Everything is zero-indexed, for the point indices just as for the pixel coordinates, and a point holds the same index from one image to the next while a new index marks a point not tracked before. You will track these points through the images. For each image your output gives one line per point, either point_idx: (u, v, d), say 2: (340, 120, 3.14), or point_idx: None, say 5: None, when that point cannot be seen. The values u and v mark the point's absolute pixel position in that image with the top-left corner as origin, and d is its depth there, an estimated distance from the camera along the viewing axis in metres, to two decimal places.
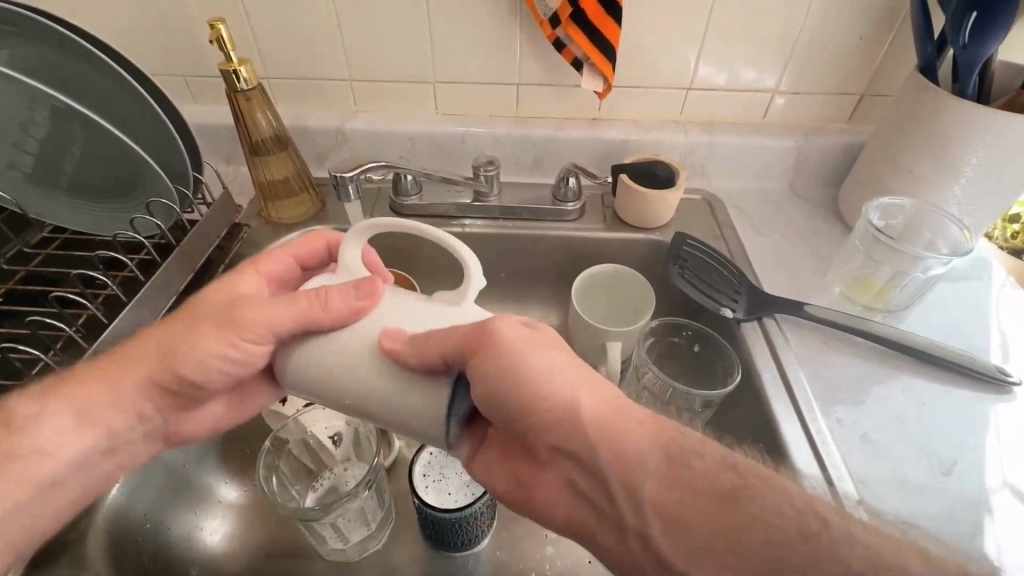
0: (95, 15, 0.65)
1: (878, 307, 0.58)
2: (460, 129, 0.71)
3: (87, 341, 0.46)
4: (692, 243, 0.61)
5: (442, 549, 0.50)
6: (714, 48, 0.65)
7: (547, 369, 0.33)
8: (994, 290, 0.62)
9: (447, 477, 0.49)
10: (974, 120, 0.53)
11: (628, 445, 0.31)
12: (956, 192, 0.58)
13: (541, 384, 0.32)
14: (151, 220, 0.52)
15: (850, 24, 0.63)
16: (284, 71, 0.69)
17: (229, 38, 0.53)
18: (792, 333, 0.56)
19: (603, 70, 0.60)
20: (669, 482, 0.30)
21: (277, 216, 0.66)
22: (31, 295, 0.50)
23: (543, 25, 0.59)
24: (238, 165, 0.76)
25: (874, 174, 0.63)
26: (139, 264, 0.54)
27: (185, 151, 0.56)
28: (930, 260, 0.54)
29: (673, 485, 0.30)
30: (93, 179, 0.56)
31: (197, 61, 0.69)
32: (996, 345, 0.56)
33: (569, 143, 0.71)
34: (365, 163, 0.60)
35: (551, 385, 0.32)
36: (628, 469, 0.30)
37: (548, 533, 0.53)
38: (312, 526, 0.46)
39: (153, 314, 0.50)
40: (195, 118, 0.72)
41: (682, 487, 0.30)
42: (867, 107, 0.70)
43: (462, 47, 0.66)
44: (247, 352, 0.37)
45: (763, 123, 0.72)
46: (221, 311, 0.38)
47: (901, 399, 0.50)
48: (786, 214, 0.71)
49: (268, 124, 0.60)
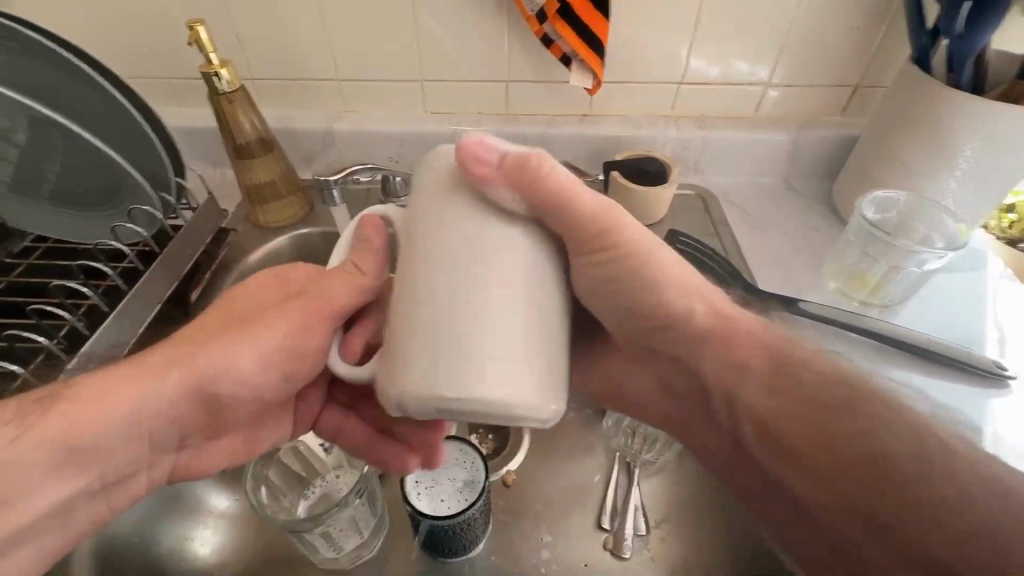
0: (75, 21, 0.64)
1: (874, 302, 0.58)
2: (449, 129, 0.70)
3: (68, 354, 0.45)
4: (684, 240, 0.61)
5: (437, 556, 0.49)
6: (705, 41, 0.64)
7: (666, 268, 0.38)
8: (990, 283, 0.61)
9: (441, 483, 0.48)
10: (968, 112, 0.52)
11: (737, 350, 0.37)
12: (951, 184, 0.57)
13: (648, 281, 0.38)
14: (134, 228, 0.51)
15: (843, 16, 0.62)
16: (269, 74, 0.68)
17: (209, 40, 0.51)
18: (786, 330, 0.56)
19: (594, 67, 0.59)
20: (776, 394, 0.35)
21: (264, 220, 0.65)
22: (14, 307, 0.49)
23: (530, 21, 0.58)
24: (223, 169, 0.75)
25: (868, 167, 0.63)
26: (122, 273, 0.53)
27: (167, 160, 0.55)
28: (926, 255, 0.53)
29: (774, 396, 0.35)
30: (76, 187, 0.55)
31: (180, 64, 0.67)
32: (993, 339, 0.55)
33: (560, 141, 0.70)
34: (350, 166, 0.60)
35: (650, 286, 0.38)
36: (732, 381, 0.37)
37: (544, 536, 0.52)
38: (303, 536, 0.45)
39: (135, 324, 0.49)
40: (179, 122, 0.71)
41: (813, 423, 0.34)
42: (861, 99, 0.69)
43: (449, 45, 0.65)
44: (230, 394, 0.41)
45: (756, 117, 0.72)
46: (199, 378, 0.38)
47: (895, 394, 0.50)
48: (783, 210, 0.70)
49: (252, 127, 0.59)
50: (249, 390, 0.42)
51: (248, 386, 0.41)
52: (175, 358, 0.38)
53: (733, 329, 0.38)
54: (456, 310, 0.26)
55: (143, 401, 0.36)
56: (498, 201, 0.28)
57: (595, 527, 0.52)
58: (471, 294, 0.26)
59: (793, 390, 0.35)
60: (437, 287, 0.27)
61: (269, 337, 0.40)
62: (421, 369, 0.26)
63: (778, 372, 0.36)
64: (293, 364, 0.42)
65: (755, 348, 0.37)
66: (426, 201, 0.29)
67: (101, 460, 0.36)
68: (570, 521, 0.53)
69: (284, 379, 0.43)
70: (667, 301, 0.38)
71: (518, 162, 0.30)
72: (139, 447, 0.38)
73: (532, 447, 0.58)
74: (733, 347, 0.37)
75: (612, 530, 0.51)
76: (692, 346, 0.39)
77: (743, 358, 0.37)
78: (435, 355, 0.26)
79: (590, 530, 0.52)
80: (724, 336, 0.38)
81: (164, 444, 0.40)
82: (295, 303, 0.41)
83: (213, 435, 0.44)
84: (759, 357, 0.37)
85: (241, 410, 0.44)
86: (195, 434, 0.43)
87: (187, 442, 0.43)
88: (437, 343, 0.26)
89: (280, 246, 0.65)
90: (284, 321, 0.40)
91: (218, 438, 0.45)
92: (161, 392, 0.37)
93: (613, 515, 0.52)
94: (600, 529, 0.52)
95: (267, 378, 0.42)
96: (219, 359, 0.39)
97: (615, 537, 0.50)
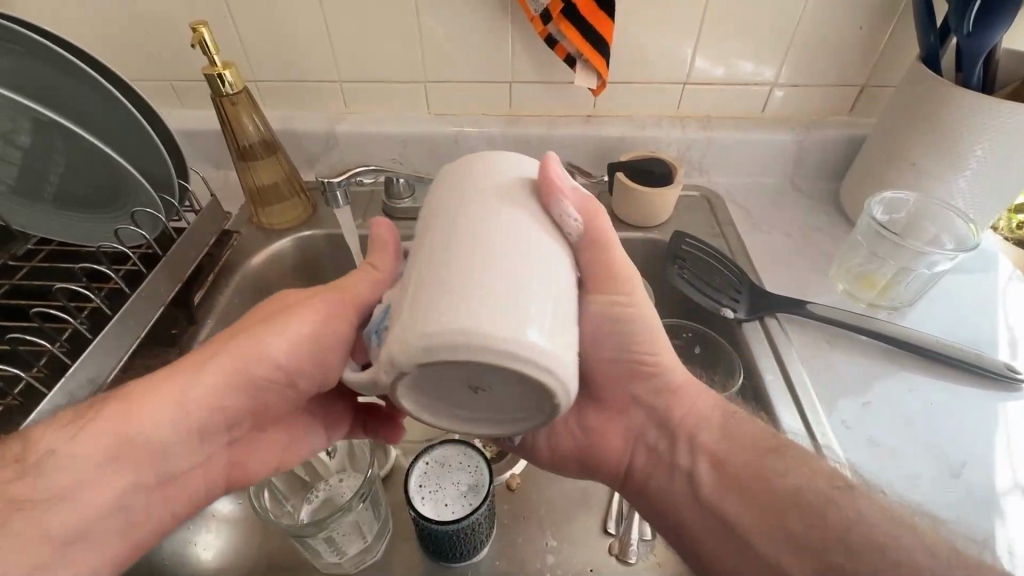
0: (79, 23, 0.64)
1: (882, 303, 0.57)
2: (452, 130, 0.69)
3: (71, 357, 0.45)
4: (690, 242, 0.60)
5: (441, 561, 0.49)
6: (710, 41, 0.64)
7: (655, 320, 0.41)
8: (1001, 284, 0.60)
9: (444, 487, 0.48)
10: (979, 111, 0.51)
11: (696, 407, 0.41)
12: (960, 184, 0.56)
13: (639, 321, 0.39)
14: (136, 230, 0.51)
15: (850, 15, 0.61)
16: (271, 75, 0.67)
17: (212, 41, 0.51)
18: (794, 332, 0.55)
19: (598, 68, 0.59)
20: (724, 436, 0.39)
21: (267, 221, 0.65)
22: (19, 309, 0.49)
23: (534, 21, 0.58)
24: (226, 171, 0.75)
25: (875, 167, 0.62)
26: (126, 276, 0.53)
27: (168, 161, 0.55)
28: (935, 255, 0.52)
29: (725, 441, 0.39)
30: (79, 189, 0.55)
31: (183, 66, 0.67)
32: (1004, 342, 0.54)
33: (564, 142, 0.70)
34: (353, 168, 0.59)
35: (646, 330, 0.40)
36: (689, 422, 0.41)
37: (550, 541, 0.51)
38: (306, 541, 0.45)
39: (139, 326, 0.48)
40: (182, 123, 0.71)
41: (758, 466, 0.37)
42: (867, 99, 0.69)
43: (452, 45, 0.64)
44: (263, 380, 0.40)
45: (761, 117, 0.71)
46: (232, 370, 0.38)
47: (902, 397, 0.49)
48: (789, 210, 0.70)
49: (255, 128, 0.58)
50: (283, 376, 0.41)
51: (280, 369, 0.40)
52: (214, 350, 0.39)
53: (693, 392, 0.42)
54: (479, 245, 0.26)
55: (187, 394, 0.37)
56: (558, 216, 0.31)
57: (601, 532, 0.51)
58: (499, 245, 0.26)
59: (741, 444, 0.38)
60: (467, 231, 0.27)
61: (301, 321, 0.40)
62: (423, 292, 0.26)
63: (726, 427, 0.40)
64: (324, 355, 0.41)
65: (710, 409, 0.41)
66: (483, 172, 0.31)
67: (155, 459, 0.37)
68: (574, 524, 0.52)
69: (318, 367, 0.41)
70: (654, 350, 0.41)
71: (581, 201, 0.34)
72: (192, 443, 0.39)
73: None
74: (691, 406, 0.41)
75: (617, 535, 0.50)
76: (650, 390, 0.42)
77: (700, 414, 0.41)
78: (441, 280, 0.26)
79: (595, 535, 0.51)
80: (684, 393, 0.42)
81: (215, 439, 0.41)
82: (322, 293, 0.41)
83: (259, 430, 0.45)
84: (714, 415, 0.41)
85: (278, 401, 0.43)
86: (240, 428, 0.43)
87: (236, 435, 0.43)
88: (444, 270, 0.26)
89: (283, 248, 0.65)
90: (306, 316, 0.40)
91: (265, 433, 0.46)
92: (192, 384, 0.37)
93: (619, 520, 0.51)
94: (606, 534, 0.51)
95: (302, 367, 0.41)
96: (252, 345, 0.39)
97: (620, 542, 0.50)
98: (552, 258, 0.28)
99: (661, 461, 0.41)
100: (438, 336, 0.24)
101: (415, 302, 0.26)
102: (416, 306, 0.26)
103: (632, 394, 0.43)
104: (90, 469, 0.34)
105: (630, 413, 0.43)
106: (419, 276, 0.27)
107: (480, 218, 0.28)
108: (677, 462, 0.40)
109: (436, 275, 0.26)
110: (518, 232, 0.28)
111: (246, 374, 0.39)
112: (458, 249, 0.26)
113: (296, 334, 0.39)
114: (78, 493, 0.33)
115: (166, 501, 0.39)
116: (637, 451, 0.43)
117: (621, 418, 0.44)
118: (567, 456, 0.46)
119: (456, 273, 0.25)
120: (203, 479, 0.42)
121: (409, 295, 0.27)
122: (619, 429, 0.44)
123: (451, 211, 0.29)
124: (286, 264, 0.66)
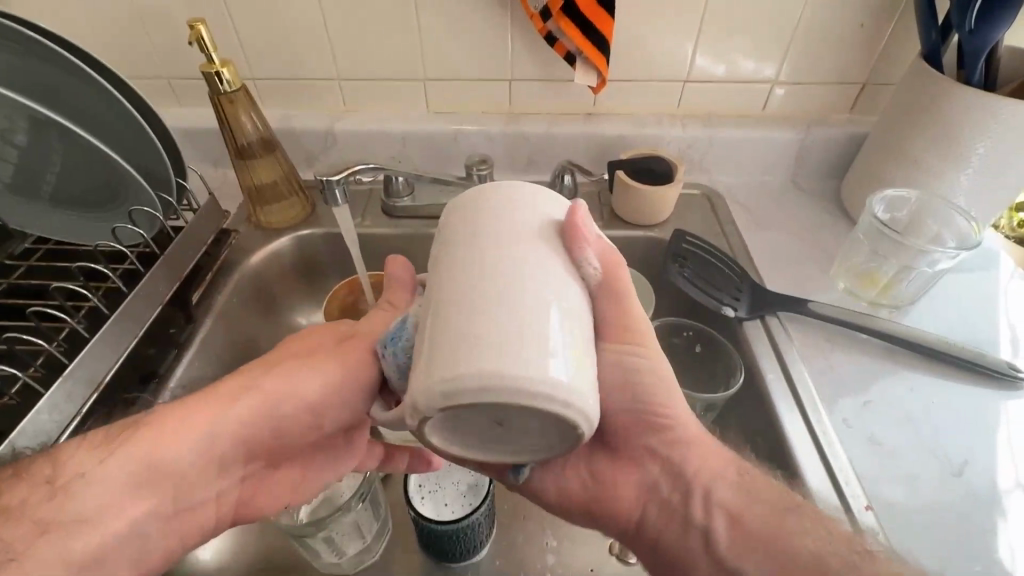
0: (76, 21, 0.64)
1: (884, 302, 0.57)
2: (452, 128, 0.69)
3: (68, 357, 0.45)
4: (690, 240, 0.60)
5: (443, 562, 0.48)
6: (710, 38, 0.63)
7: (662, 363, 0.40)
8: (1002, 283, 0.60)
9: (444, 488, 0.48)
10: (982, 108, 0.51)
11: (710, 458, 0.38)
12: (962, 182, 0.56)
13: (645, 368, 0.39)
14: (133, 229, 0.50)
15: (851, 13, 0.61)
16: (269, 73, 0.67)
17: (210, 39, 0.51)
18: (794, 331, 0.55)
19: (598, 65, 0.59)
20: (740, 491, 0.36)
21: (265, 220, 0.64)
22: (16, 309, 0.49)
23: (534, 18, 0.57)
24: (224, 169, 0.74)
25: (877, 165, 0.62)
26: (123, 275, 0.52)
27: (166, 159, 0.55)
28: (937, 254, 0.52)
29: (741, 496, 0.36)
30: (76, 188, 0.55)
31: (181, 65, 0.67)
32: (1007, 341, 0.54)
33: (564, 140, 0.70)
34: (352, 167, 0.59)
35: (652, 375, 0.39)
36: (703, 473, 0.37)
37: (550, 541, 0.51)
38: (305, 541, 0.45)
39: (136, 325, 0.48)
40: (179, 122, 0.70)
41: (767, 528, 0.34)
42: (869, 97, 0.68)
43: (451, 42, 0.64)
44: (285, 413, 0.41)
45: (762, 115, 0.71)
46: (259, 402, 0.40)
47: (902, 398, 0.49)
48: (790, 209, 0.70)
49: (253, 127, 0.58)
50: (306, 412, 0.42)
51: (303, 405, 0.42)
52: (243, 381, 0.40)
53: (704, 444, 0.39)
54: (495, 291, 0.26)
55: (218, 422, 0.39)
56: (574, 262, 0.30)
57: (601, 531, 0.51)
58: (512, 292, 0.26)
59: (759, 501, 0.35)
60: (485, 271, 0.27)
61: (333, 367, 0.41)
62: (444, 337, 0.25)
63: (741, 479, 0.37)
64: (348, 394, 0.42)
65: (724, 462, 0.38)
66: (500, 207, 0.31)
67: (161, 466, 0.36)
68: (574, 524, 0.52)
69: (344, 407, 0.43)
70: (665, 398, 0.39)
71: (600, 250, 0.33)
72: (213, 467, 0.40)
73: None
74: (705, 459, 0.38)
75: None
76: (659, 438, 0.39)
77: (712, 467, 0.38)
78: (460, 325, 0.25)
79: (596, 534, 0.51)
80: (698, 442, 0.39)
81: (236, 468, 0.42)
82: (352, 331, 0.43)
83: (279, 464, 0.45)
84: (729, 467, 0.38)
85: (298, 436, 0.44)
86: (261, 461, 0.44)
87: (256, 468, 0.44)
88: (465, 314, 0.25)
89: (281, 247, 0.64)
90: (332, 360, 0.41)
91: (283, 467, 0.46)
92: (218, 412, 0.39)
93: None
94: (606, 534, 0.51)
95: (329, 408, 0.43)
96: (280, 381, 0.41)
97: (621, 542, 0.49)
98: (567, 301, 0.27)
99: (671, 515, 0.37)
100: (459, 384, 0.24)
101: (435, 349, 0.25)
102: (438, 353, 0.25)
103: (647, 444, 0.39)
104: (120, 496, 0.34)
105: (640, 459, 0.40)
106: (438, 321, 0.26)
107: (488, 259, 0.27)
108: (689, 518, 0.36)
109: (457, 318, 0.25)
110: (536, 275, 0.27)
111: (269, 407, 0.40)
112: (469, 296, 0.26)
113: (321, 373, 0.41)
114: (107, 526, 0.33)
115: (180, 528, 0.39)
116: (645, 503, 0.39)
117: (630, 465, 0.40)
118: (574, 507, 0.42)
119: (471, 320, 0.25)
120: (217, 512, 0.41)
121: (429, 341, 0.26)
122: (628, 479, 0.40)
123: (468, 251, 0.28)
124: (284, 263, 0.65)
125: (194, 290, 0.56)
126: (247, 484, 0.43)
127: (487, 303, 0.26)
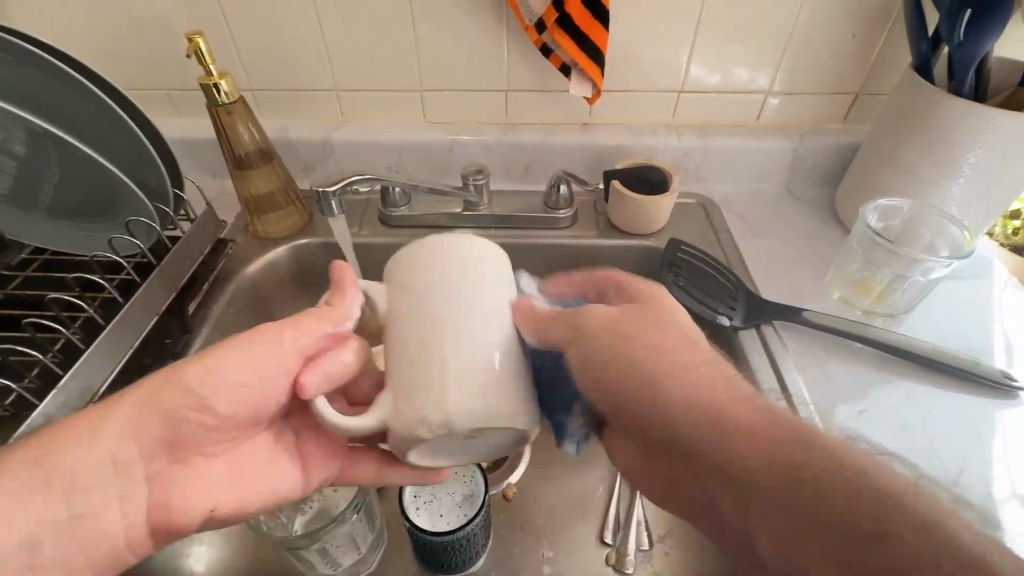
0: (76, 34, 0.65)
1: (879, 311, 0.57)
2: (449, 138, 0.70)
3: (63, 368, 0.45)
4: (685, 250, 0.61)
5: (438, 572, 0.48)
6: (704, 49, 0.64)
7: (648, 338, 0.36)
8: (996, 291, 0.61)
9: (439, 498, 0.48)
10: (972, 119, 0.52)
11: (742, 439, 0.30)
12: (954, 192, 0.56)
13: (630, 347, 0.35)
14: (131, 240, 0.51)
15: (842, 26, 0.62)
16: (268, 84, 0.68)
17: (208, 51, 0.51)
18: (790, 340, 0.55)
19: (593, 76, 0.59)
20: (788, 494, 0.27)
21: (263, 230, 0.65)
22: (12, 320, 0.49)
23: (529, 31, 0.58)
24: (221, 179, 0.75)
25: (869, 175, 0.62)
26: (120, 286, 0.52)
27: (164, 170, 0.55)
28: (930, 263, 0.52)
29: (783, 501, 0.27)
30: (73, 199, 0.55)
31: (180, 76, 0.68)
32: (1000, 349, 0.54)
33: (560, 151, 0.70)
34: (349, 177, 0.59)
35: (641, 355, 0.35)
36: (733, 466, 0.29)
37: (545, 552, 0.51)
38: (300, 553, 0.45)
39: (132, 336, 0.48)
40: (178, 132, 0.71)
41: (820, 456, 0.28)
42: (861, 107, 0.69)
43: (447, 54, 0.65)
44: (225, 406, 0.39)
45: (756, 125, 0.71)
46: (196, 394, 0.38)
47: (898, 406, 0.49)
48: (784, 217, 0.70)
49: (251, 138, 0.59)
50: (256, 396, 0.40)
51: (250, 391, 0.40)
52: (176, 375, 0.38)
53: (725, 411, 0.31)
54: (439, 339, 0.32)
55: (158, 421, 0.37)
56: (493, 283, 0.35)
57: (597, 542, 0.51)
58: (458, 331, 0.32)
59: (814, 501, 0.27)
60: (429, 319, 0.33)
61: (263, 350, 0.39)
62: (410, 386, 0.32)
63: (789, 471, 0.28)
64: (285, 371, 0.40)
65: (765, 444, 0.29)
66: (425, 252, 0.36)
67: None
68: (571, 535, 0.52)
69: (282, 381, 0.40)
70: (662, 373, 0.34)
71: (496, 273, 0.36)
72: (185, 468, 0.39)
73: (532, 461, 0.57)
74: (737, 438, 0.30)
75: (613, 546, 0.49)
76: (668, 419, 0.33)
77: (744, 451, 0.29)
78: (419, 373, 0.32)
79: (592, 545, 0.51)
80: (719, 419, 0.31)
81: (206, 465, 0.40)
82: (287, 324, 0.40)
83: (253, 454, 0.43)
84: (764, 446, 0.29)
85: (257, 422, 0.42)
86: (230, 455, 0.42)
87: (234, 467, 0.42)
88: (425, 358, 0.32)
89: (278, 257, 0.65)
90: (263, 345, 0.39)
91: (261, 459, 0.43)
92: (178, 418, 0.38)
93: (615, 530, 0.51)
94: (602, 545, 0.51)
95: (269, 382, 0.40)
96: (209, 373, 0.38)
97: (617, 553, 0.49)
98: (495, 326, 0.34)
99: (700, 511, 0.32)
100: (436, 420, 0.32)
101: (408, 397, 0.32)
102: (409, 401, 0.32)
103: (650, 426, 0.34)
104: None
105: (658, 449, 0.34)
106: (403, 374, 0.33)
107: (429, 305, 0.33)
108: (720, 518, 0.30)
109: (419, 366, 0.32)
110: (470, 311, 0.33)
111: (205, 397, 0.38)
112: (437, 337, 0.32)
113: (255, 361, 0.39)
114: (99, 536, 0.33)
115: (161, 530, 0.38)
116: (673, 495, 0.34)
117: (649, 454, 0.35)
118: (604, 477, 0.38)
119: (438, 356, 0.32)
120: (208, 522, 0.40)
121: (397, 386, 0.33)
122: (648, 468, 0.35)
123: (415, 301, 0.34)
124: (280, 273, 0.65)
125: (191, 299, 0.56)
126: (233, 484, 0.41)
127: (438, 350, 0.32)
